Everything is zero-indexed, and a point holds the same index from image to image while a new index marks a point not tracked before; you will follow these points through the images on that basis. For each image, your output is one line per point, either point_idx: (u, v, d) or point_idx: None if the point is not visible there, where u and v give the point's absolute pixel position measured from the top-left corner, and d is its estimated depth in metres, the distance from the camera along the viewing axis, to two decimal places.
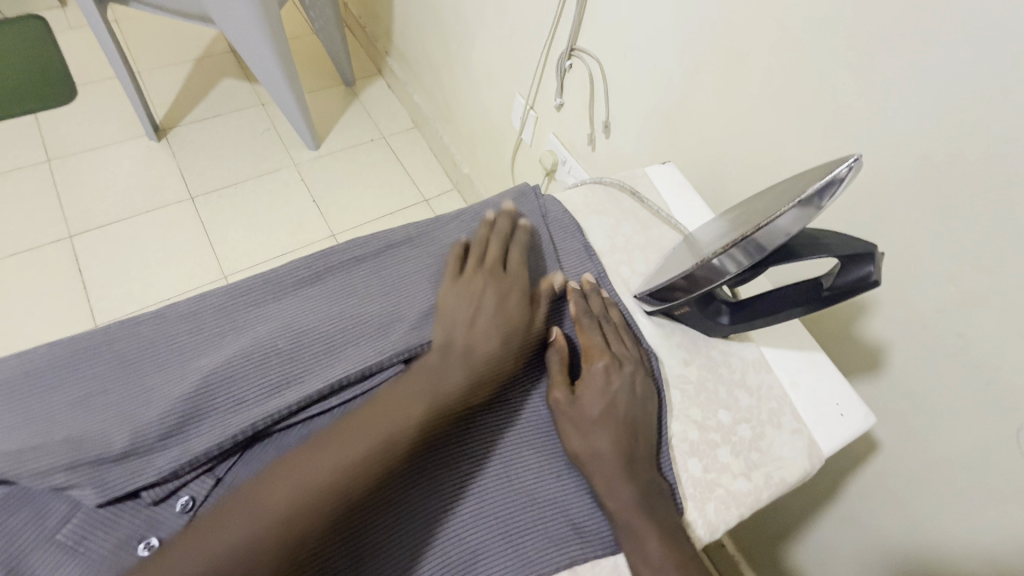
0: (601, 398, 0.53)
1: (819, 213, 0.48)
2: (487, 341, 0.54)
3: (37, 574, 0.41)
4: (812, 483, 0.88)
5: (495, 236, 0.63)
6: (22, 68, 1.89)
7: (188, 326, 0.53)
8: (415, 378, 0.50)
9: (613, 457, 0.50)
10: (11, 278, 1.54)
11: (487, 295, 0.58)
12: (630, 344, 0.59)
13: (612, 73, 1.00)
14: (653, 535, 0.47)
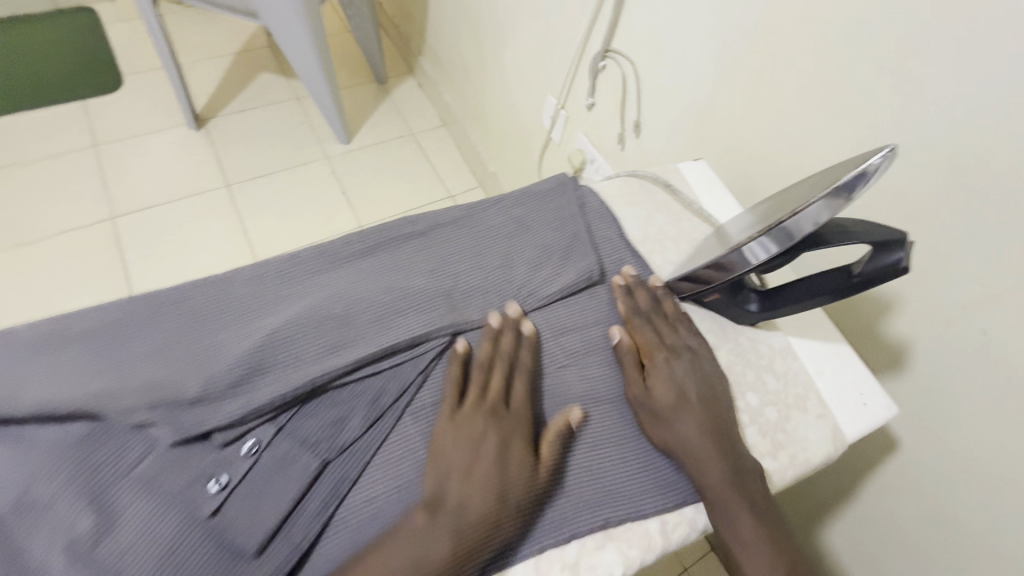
0: (672, 385, 0.57)
1: (848, 203, 0.50)
2: (481, 499, 0.47)
3: (120, 503, 0.45)
4: (831, 480, 0.89)
5: (499, 360, 0.56)
6: (73, 56, 1.98)
7: (252, 290, 0.57)
8: (400, 547, 0.44)
9: (699, 442, 0.54)
10: (57, 255, 1.62)
11: (489, 440, 0.51)
12: (684, 332, 0.62)
13: (645, 74, 1.03)
14: (744, 510, 0.51)
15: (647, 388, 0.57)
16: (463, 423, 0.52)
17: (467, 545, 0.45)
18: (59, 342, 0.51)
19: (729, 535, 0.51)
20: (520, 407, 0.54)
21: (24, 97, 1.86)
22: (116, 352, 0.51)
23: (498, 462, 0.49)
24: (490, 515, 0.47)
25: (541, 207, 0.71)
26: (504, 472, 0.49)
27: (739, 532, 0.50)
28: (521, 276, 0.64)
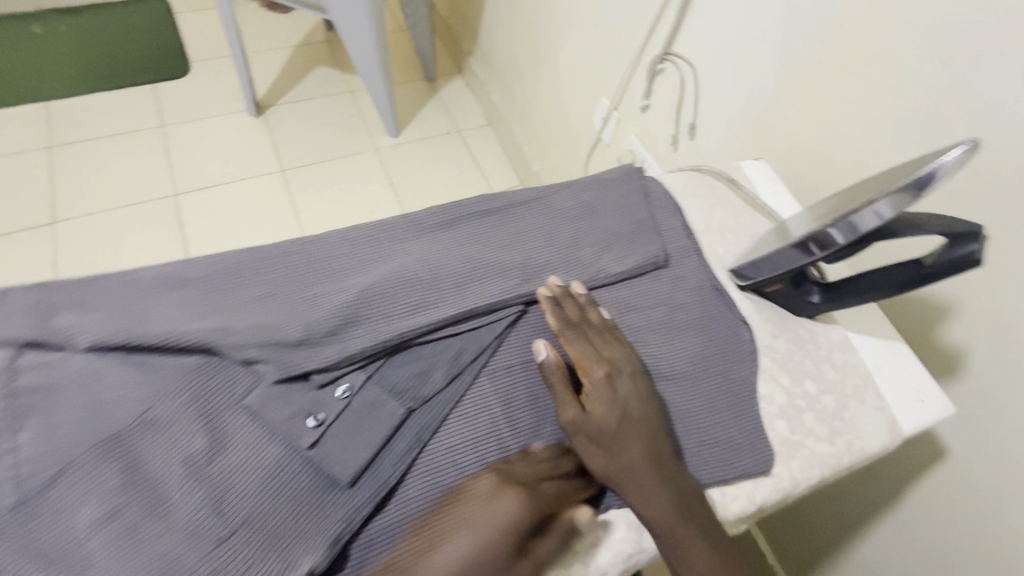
0: (611, 407, 0.55)
1: (913, 202, 0.52)
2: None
3: (232, 430, 0.50)
4: (872, 487, 0.89)
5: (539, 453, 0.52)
6: (147, 42, 2.09)
7: (345, 251, 0.62)
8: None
9: (645, 466, 0.52)
10: (124, 225, 1.71)
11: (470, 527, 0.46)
12: (616, 344, 0.59)
13: (704, 77, 1.06)
14: (693, 534, 0.51)
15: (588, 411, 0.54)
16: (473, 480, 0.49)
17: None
18: (180, 285, 0.57)
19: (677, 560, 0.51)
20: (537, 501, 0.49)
21: (102, 79, 1.97)
22: (229, 298, 0.56)
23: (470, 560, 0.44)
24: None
25: (609, 193, 0.75)
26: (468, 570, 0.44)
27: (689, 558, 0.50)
28: (589, 256, 0.67)
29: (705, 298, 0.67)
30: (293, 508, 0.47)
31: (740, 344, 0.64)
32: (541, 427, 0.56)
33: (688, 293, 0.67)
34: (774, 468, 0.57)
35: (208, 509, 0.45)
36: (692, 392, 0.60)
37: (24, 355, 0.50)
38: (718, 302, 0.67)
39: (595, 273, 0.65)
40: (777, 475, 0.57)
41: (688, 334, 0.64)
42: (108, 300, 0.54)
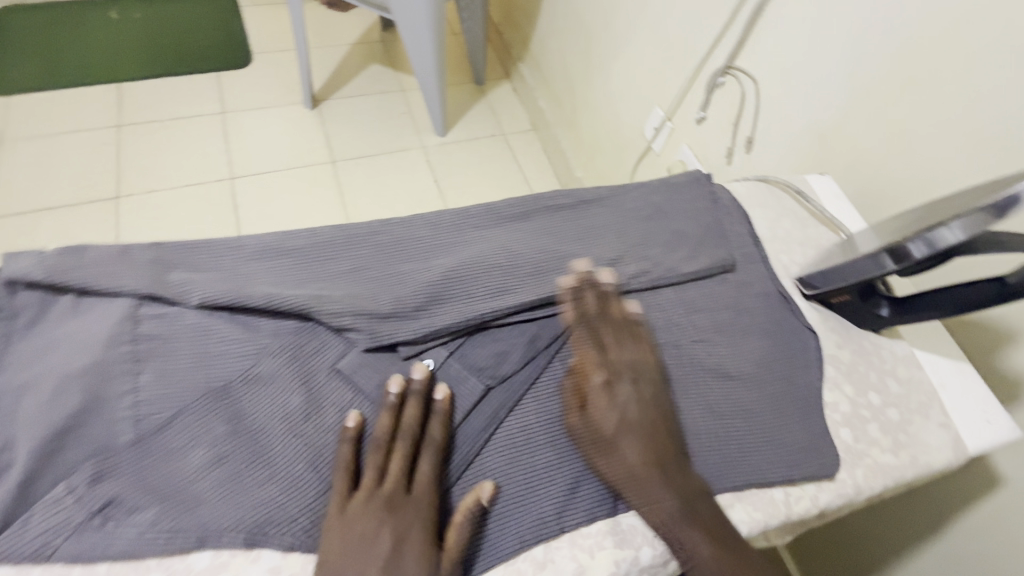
0: (613, 413, 0.54)
1: (990, 223, 0.53)
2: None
3: (326, 391, 0.53)
4: (910, 515, 0.85)
5: (400, 438, 0.50)
6: (211, 32, 2.09)
7: (429, 234, 0.65)
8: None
9: (645, 468, 0.52)
10: (178, 204, 1.70)
11: (381, 542, 0.45)
12: (631, 345, 0.59)
13: (766, 91, 1.04)
14: (698, 536, 0.49)
15: (587, 416, 0.55)
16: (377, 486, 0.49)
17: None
18: (279, 254, 0.60)
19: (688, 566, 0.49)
20: (423, 492, 0.49)
21: (166, 64, 1.97)
22: (324, 270, 0.60)
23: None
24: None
25: (678, 197, 0.77)
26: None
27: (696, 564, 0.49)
28: (658, 255, 0.69)
29: (770, 304, 0.69)
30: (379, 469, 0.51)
31: (805, 351, 0.65)
32: None
33: (754, 298, 0.69)
34: (837, 474, 0.58)
35: (306, 466, 0.49)
36: (758, 392, 0.61)
37: (145, 305, 0.53)
38: (784, 309, 0.69)
39: (664, 272, 0.67)
40: (840, 481, 0.58)
41: (753, 337, 0.65)
42: (216, 263, 0.58)
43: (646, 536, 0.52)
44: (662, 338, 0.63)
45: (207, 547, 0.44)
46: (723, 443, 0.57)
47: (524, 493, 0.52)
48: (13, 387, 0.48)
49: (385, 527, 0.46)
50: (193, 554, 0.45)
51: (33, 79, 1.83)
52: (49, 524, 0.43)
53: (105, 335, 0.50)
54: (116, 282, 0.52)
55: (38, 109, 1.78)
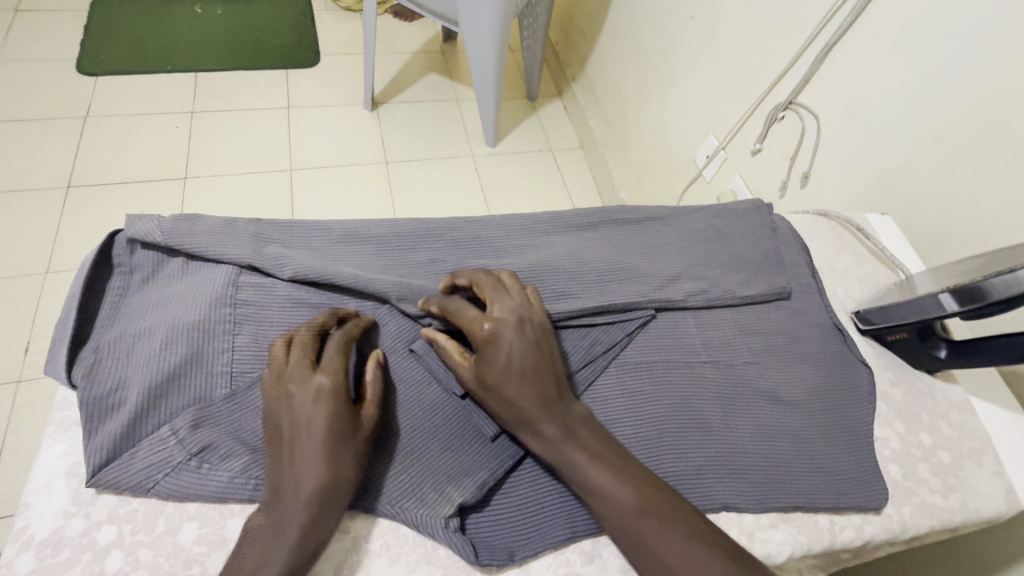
0: (499, 363, 0.52)
1: None
2: (307, 474, 0.45)
3: (400, 370, 0.57)
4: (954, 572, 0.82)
5: (303, 331, 0.53)
6: (286, 32, 2.12)
7: (499, 235, 0.69)
8: (254, 545, 0.44)
9: (530, 406, 0.51)
10: (236, 190, 1.68)
11: (302, 407, 0.48)
12: (513, 301, 0.56)
13: (827, 129, 1.04)
14: (584, 462, 0.50)
15: (472, 370, 0.53)
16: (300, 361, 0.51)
17: (315, 510, 0.44)
18: (363, 240, 0.65)
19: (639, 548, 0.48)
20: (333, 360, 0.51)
21: (239, 58, 1.99)
22: (402, 257, 0.64)
23: (322, 434, 0.46)
24: (327, 479, 0.45)
25: (738, 223, 0.79)
26: (326, 436, 0.46)
27: (648, 545, 0.48)
28: (717, 277, 0.71)
29: (824, 335, 0.70)
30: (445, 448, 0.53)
31: (858, 384, 0.66)
32: (662, 421, 0.58)
33: (809, 327, 0.70)
34: (884, 509, 0.58)
35: (376, 437, 0.52)
36: (808, 419, 0.62)
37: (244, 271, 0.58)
38: (838, 341, 0.70)
39: (723, 293, 0.69)
40: (887, 515, 0.58)
41: (806, 365, 0.67)
42: (307, 242, 0.63)
43: None
44: (715, 355, 0.65)
45: None
46: (773, 464, 0.58)
47: None
48: (126, 335, 0.53)
49: (298, 393, 0.49)
50: None
51: (118, 62, 1.88)
52: (153, 460, 0.47)
53: (208, 296, 0.55)
54: (219, 252, 0.57)
55: (119, 90, 1.82)
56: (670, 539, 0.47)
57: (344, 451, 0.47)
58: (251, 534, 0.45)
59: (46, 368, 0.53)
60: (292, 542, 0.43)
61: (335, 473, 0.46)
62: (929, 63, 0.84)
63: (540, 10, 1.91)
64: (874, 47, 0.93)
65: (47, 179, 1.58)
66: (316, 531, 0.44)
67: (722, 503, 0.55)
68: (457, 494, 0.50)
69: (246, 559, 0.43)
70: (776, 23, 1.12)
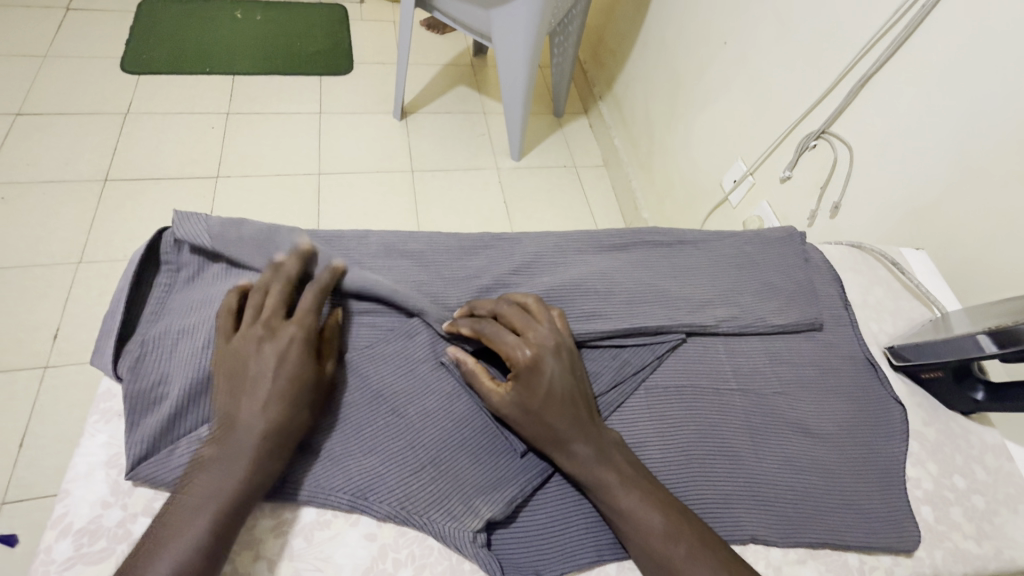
0: (539, 390, 0.53)
1: None
2: (266, 415, 0.48)
3: (428, 379, 0.57)
4: None
5: (280, 287, 0.55)
6: (321, 39, 2.16)
7: (533, 252, 0.71)
8: (205, 474, 0.46)
9: (568, 429, 0.52)
10: (264, 191, 1.72)
11: (269, 352, 0.50)
12: (547, 325, 0.57)
13: (860, 160, 1.03)
14: (614, 483, 0.50)
15: (509, 393, 0.54)
16: (273, 314, 0.53)
17: (269, 447, 0.47)
18: (401, 252, 0.67)
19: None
20: (304, 316, 0.53)
21: (275, 63, 2.04)
22: (438, 271, 0.66)
23: (284, 385, 0.49)
24: (284, 420, 0.48)
25: (770, 252, 0.79)
26: (291, 385, 0.50)
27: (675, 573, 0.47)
28: (749, 303, 0.71)
29: (857, 369, 0.69)
30: (473, 462, 0.54)
31: (890, 422, 0.65)
32: (691, 447, 0.58)
33: (841, 359, 0.69)
34: (915, 552, 0.57)
35: (405, 446, 0.53)
36: (838, 453, 0.61)
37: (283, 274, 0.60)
38: (871, 376, 0.69)
39: (754, 321, 0.69)
40: (918, 559, 0.57)
41: (838, 399, 0.66)
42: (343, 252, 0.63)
43: None
44: (744, 383, 0.64)
45: (315, 503, 0.50)
46: (803, 497, 0.57)
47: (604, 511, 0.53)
48: (172, 331, 0.54)
49: (266, 341, 0.51)
50: (303, 509, 0.50)
51: (161, 62, 1.94)
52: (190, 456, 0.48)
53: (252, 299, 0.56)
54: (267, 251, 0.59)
55: (162, 89, 1.88)
56: (694, 567, 0.47)
57: (302, 400, 0.50)
58: (201, 464, 0.47)
59: (92, 359, 0.54)
60: (246, 473, 0.46)
61: (295, 415, 0.49)
62: (969, 101, 0.84)
63: (572, 30, 1.93)
64: (913, 82, 0.92)
65: (85, 172, 1.63)
66: (268, 466, 0.47)
67: (750, 535, 0.54)
68: (485, 508, 0.50)
69: (196, 486, 0.45)
70: (812, 53, 1.12)
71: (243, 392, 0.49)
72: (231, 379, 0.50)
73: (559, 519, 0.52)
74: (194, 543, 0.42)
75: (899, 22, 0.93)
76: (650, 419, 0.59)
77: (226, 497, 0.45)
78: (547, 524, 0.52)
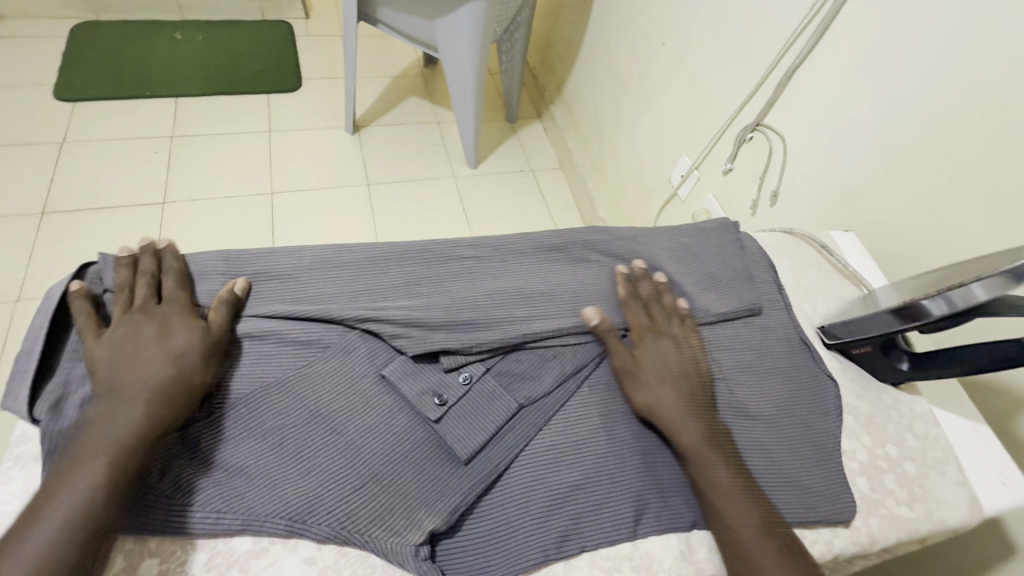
0: (655, 358, 0.63)
1: (1013, 285, 0.56)
2: (151, 371, 0.51)
3: (368, 393, 0.57)
4: (928, 561, 0.85)
5: (141, 277, 0.59)
6: (265, 56, 2.13)
7: (472, 258, 0.71)
8: (91, 438, 0.47)
9: (675, 404, 0.59)
10: (215, 212, 1.68)
11: (146, 328, 0.54)
12: (675, 322, 0.68)
13: (793, 149, 1.08)
14: (719, 463, 0.57)
15: (632, 356, 0.63)
16: (139, 303, 0.57)
17: (156, 407, 0.49)
18: (336, 265, 0.66)
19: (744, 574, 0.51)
20: (174, 302, 0.58)
21: (218, 82, 1.99)
22: (376, 284, 0.66)
23: (170, 353, 0.53)
24: (170, 383, 0.51)
25: (707, 241, 0.82)
26: (177, 351, 0.53)
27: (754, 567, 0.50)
28: (688, 295, 0.73)
29: (793, 350, 0.72)
30: (413, 472, 0.53)
31: (825, 399, 0.68)
32: (635, 440, 0.59)
33: (776, 342, 0.72)
34: (854, 522, 0.59)
35: (344, 463, 0.52)
36: (777, 433, 0.63)
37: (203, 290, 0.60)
38: (806, 356, 0.71)
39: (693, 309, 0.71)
40: (856, 528, 0.59)
41: (774, 379, 0.68)
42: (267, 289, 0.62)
43: (664, 564, 0.54)
44: None
45: (249, 532, 0.48)
46: None
47: (547, 511, 0.53)
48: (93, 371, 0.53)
49: (146, 322, 0.55)
50: (236, 538, 0.49)
51: (96, 88, 1.88)
52: None
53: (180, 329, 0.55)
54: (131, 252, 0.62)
55: (98, 116, 1.81)
56: (781, 561, 0.50)
57: (189, 361, 0.53)
58: (87, 425, 0.48)
59: (3, 404, 0.52)
60: (137, 424, 0.48)
61: (184, 370, 0.52)
62: (885, 88, 0.88)
63: (519, 35, 1.95)
64: (834, 72, 0.97)
65: (19, 207, 1.56)
66: (158, 414, 0.49)
67: (691, 521, 0.56)
68: (427, 520, 0.50)
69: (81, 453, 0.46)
70: (743, 50, 1.17)
71: (120, 363, 0.51)
72: (105, 357, 0.52)
73: (500, 524, 0.52)
74: (85, 494, 0.44)
75: (816, 16, 0.98)
76: (592, 417, 0.59)
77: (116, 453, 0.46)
78: (491, 529, 0.52)
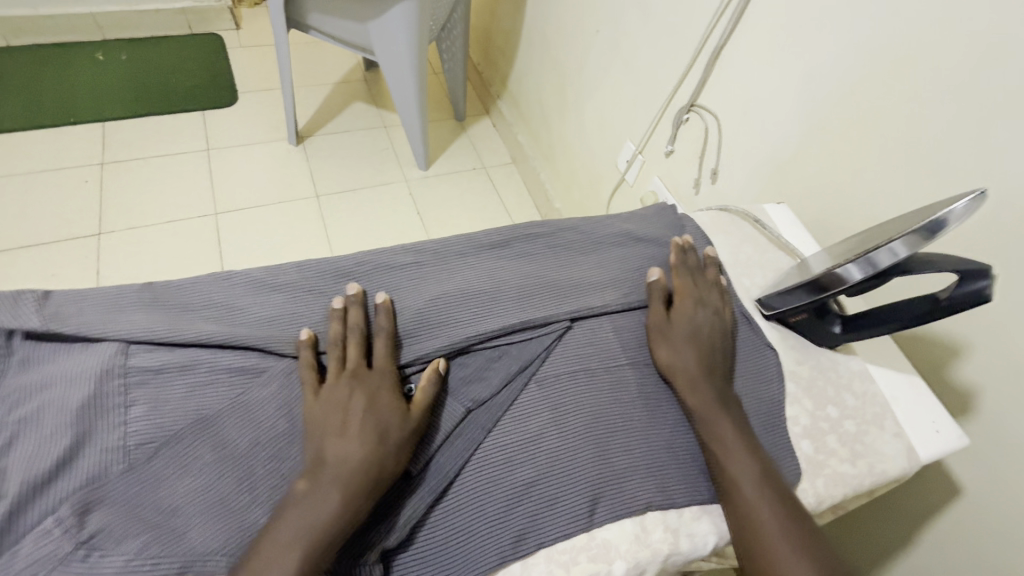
0: (689, 320, 0.68)
1: (927, 241, 0.58)
2: (361, 448, 0.51)
3: None
4: (888, 508, 0.89)
5: (353, 334, 0.60)
6: (196, 71, 2.04)
7: (412, 264, 0.70)
8: (294, 515, 0.47)
9: (695, 362, 0.64)
10: (156, 237, 1.60)
11: (356, 399, 0.55)
12: (715, 293, 0.73)
13: (726, 127, 1.10)
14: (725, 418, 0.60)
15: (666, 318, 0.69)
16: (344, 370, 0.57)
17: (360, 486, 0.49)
18: (271, 287, 0.64)
19: (750, 546, 0.53)
20: (384, 367, 0.58)
21: (147, 102, 1.90)
22: (314, 302, 0.64)
23: (374, 433, 0.52)
24: (375, 468, 0.50)
25: (647, 226, 0.83)
26: (382, 431, 0.52)
27: (760, 539, 0.52)
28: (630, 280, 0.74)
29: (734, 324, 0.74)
30: None
31: (767, 368, 0.70)
32: (588, 431, 0.59)
33: None
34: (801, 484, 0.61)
35: None
36: None
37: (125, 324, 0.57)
38: (747, 329, 0.74)
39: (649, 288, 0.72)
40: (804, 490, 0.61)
41: None
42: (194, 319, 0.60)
43: (620, 549, 0.54)
44: (634, 357, 0.67)
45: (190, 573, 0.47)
46: (683, 454, 0.61)
47: (502, 511, 0.53)
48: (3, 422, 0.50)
49: (356, 393, 0.55)
50: None
51: (12, 117, 1.76)
52: (36, 556, 0.44)
53: (98, 369, 0.52)
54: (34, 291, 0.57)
55: (18, 147, 1.71)
56: (775, 510, 0.54)
57: (390, 444, 0.52)
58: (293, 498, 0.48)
59: None
60: (339, 506, 0.47)
61: (385, 452, 0.51)
62: (804, 61, 0.91)
63: (457, 33, 1.92)
64: (756, 49, 1.00)
65: None
66: (361, 496, 0.49)
67: (645, 503, 0.57)
68: (378, 537, 0.50)
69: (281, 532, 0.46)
70: (672, 34, 1.19)
71: (324, 440, 0.52)
72: (313, 427, 0.53)
73: (452, 533, 0.52)
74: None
75: None
76: (541, 413, 0.59)
77: (321, 534, 0.46)
78: (443, 538, 0.52)
